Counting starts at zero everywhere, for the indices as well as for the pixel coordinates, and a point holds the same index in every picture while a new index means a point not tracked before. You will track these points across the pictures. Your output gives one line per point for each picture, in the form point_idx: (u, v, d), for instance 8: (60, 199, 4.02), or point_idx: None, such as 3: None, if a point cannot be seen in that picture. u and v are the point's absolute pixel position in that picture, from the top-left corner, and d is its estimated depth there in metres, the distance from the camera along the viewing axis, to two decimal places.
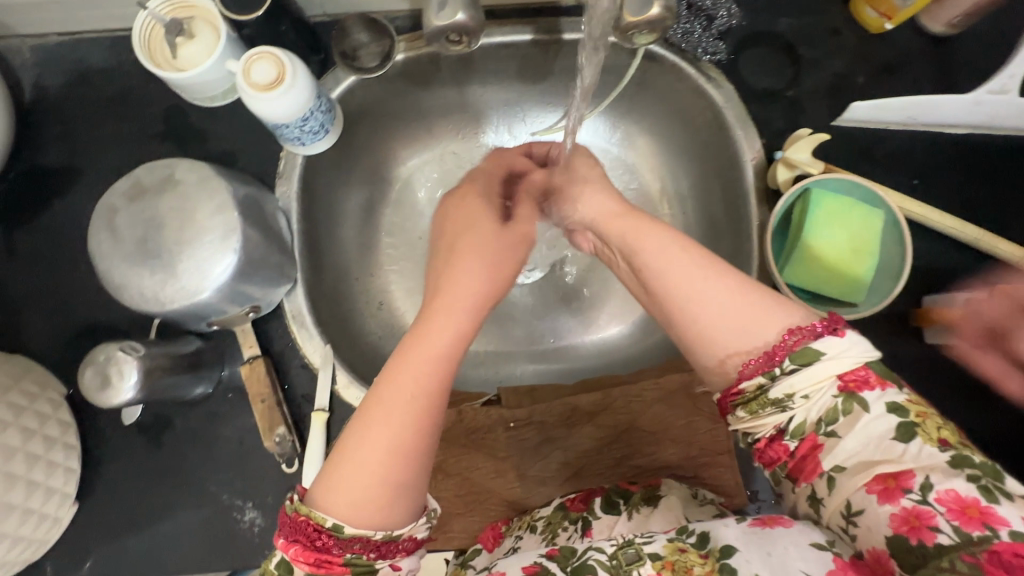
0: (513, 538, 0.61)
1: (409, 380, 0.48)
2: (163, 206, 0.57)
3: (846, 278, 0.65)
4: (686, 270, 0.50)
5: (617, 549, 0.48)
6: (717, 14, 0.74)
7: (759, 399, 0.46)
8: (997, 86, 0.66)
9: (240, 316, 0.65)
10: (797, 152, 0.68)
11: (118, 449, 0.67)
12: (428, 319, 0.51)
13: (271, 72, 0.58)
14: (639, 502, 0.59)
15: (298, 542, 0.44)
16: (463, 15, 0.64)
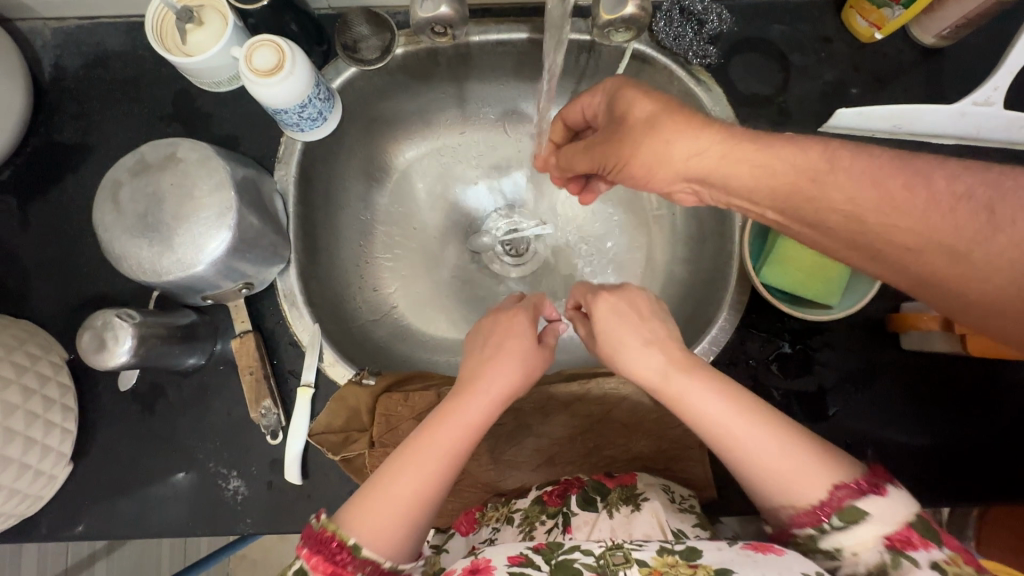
0: (489, 529, 0.64)
1: (446, 441, 0.54)
2: (163, 183, 0.60)
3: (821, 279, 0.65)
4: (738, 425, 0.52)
5: (605, 551, 0.51)
6: (708, 18, 0.75)
7: (811, 546, 0.49)
8: (982, 97, 0.68)
9: (233, 291, 0.68)
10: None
11: (113, 414, 0.70)
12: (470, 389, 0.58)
13: (272, 59, 0.61)
14: (618, 502, 0.61)
15: (319, 553, 0.49)
16: (446, 9, 0.69)
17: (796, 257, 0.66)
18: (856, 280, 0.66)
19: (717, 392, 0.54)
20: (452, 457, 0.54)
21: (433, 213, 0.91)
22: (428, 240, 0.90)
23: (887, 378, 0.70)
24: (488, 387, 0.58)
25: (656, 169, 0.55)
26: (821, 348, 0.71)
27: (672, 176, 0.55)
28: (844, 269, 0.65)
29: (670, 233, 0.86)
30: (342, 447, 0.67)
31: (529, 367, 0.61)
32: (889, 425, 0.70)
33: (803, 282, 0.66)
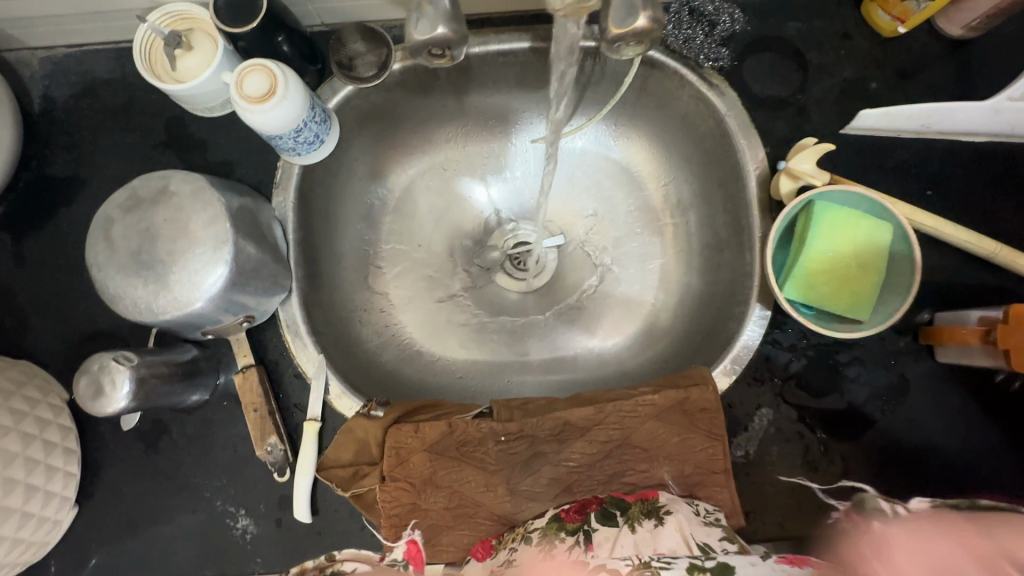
0: (507, 550, 0.61)
1: None
2: (156, 217, 0.58)
3: (849, 294, 0.62)
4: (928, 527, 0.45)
5: (634, 570, 0.50)
6: (720, 19, 0.72)
7: None
8: (1017, 92, 0.63)
9: (234, 325, 0.66)
10: (800, 163, 0.66)
11: (118, 454, 0.68)
12: None
13: (264, 85, 0.58)
14: (640, 515, 0.61)
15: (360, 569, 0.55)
16: (444, 30, 0.62)
17: (820, 271, 0.63)
18: (886, 293, 0.62)
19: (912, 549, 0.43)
20: None
21: (438, 229, 0.88)
22: (434, 258, 0.87)
23: (923, 392, 0.66)
24: None
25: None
26: (850, 363, 0.67)
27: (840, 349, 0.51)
28: (873, 282, 0.62)
29: (686, 243, 0.83)
30: (353, 482, 0.65)
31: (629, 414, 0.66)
32: (925, 442, 0.66)
33: (830, 295, 0.62)
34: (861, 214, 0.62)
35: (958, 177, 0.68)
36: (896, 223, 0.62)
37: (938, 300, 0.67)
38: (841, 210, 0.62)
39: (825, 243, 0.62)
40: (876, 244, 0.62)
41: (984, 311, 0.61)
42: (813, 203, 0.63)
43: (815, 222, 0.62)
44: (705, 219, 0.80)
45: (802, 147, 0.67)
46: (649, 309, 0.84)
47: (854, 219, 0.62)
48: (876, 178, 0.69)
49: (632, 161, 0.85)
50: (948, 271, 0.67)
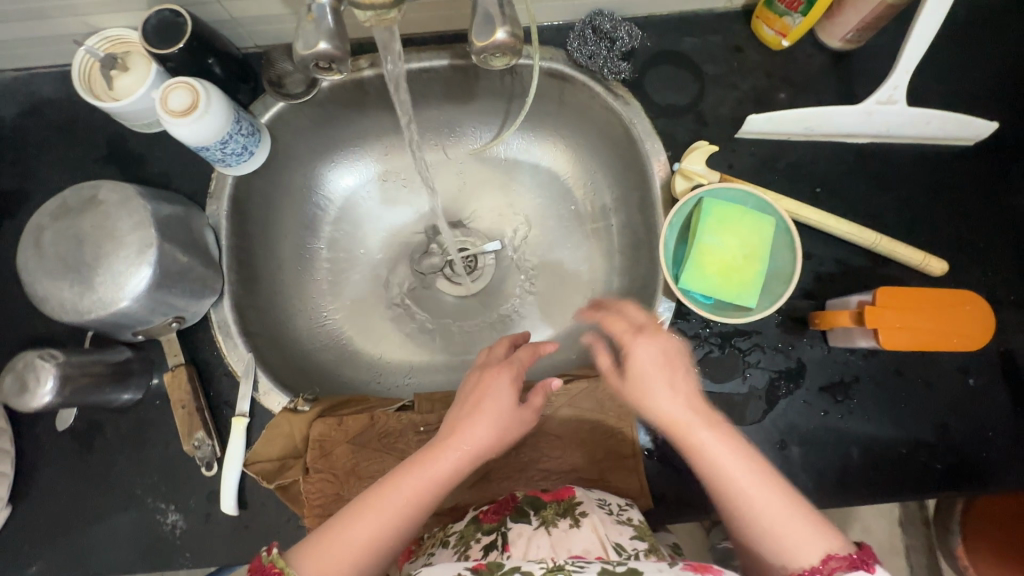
0: (427, 554, 0.63)
1: (409, 490, 0.53)
2: (84, 224, 0.62)
3: (737, 282, 0.67)
4: (742, 470, 0.51)
5: (547, 572, 0.50)
6: (618, 35, 0.77)
7: None
8: (884, 97, 0.70)
9: (164, 326, 0.69)
10: (692, 163, 0.72)
11: (50, 454, 0.70)
12: (440, 445, 0.56)
13: (187, 99, 0.63)
14: (555, 517, 0.61)
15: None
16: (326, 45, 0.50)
17: (711, 263, 0.67)
18: (773, 281, 0.68)
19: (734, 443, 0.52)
20: (411, 506, 0.53)
21: (378, 237, 0.92)
22: (373, 264, 0.91)
23: (817, 376, 0.71)
24: (464, 438, 0.56)
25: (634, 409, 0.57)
26: (751, 350, 0.71)
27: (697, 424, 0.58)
28: (758, 271, 0.67)
29: (608, 244, 0.87)
30: (278, 474, 0.68)
31: (503, 431, 0.58)
32: (821, 423, 0.70)
33: (721, 284, 0.67)
34: (747, 209, 0.68)
35: (842, 176, 0.75)
36: (778, 217, 0.68)
37: (827, 289, 0.72)
38: (726, 205, 0.67)
39: (715, 236, 0.67)
40: (760, 235, 0.67)
41: (860, 296, 0.66)
42: (704, 202, 0.68)
43: (705, 217, 0.67)
44: (624, 222, 0.85)
45: (694, 149, 0.73)
46: (576, 307, 0.88)
47: (739, 213, 0.67)
48: (768, 178, 0.75)
49: (558, 169, 0.90)
50: (835, 262, 0.72)
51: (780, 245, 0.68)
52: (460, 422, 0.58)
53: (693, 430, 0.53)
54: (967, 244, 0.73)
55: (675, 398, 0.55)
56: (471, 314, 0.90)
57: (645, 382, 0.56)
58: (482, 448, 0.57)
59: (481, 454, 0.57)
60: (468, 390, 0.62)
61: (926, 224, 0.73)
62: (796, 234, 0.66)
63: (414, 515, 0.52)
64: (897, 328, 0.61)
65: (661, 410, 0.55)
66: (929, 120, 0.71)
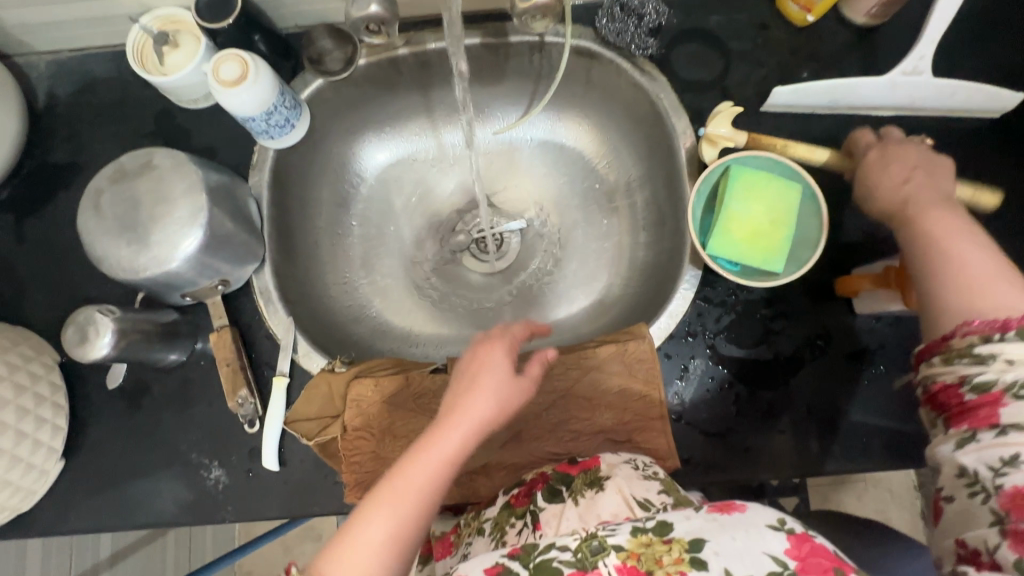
0: (465, 544, 0.66)
1: (418, 477, 0.53)
2: (139, 187, 0.66)
3: (764, 247, 0.68)
4: (951, 228, 0.56)
5: (581, 542, 0.52)
6: (646, 11, 0.80)
7: (960, 351, 0.51)
8: (909, 67, 0.71)
9: (210, 289, 0.73)
10: (717, 127, 0.74)
11: (101, 411, 0.74)
12: (440, 425, 0.56)
13: (236, 71, 0.67)
14: (583, 487, 0.63)
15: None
16: (376, 8, 0.75)
17: (739, 228, 0.69)
18: (799, 247, 0.70)
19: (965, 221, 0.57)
20: (425, 493, 0.53)
21: (407, 215, 0.95)
22: (403, 240, 0.94)
23: (842, 342, 0.72)
24: (464, 415, 0.56)
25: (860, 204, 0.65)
26: (777, 317, 0.73)
27: (891, 198, 0.62)
28: (785, 236, 0.69)
29: (633, 220, 0.89)
30: (318, 433, 0.70)
31: (505, 400, 0.58)
32: (847, 388, 0.71)
33: (746, 250, 0.69)
34: (773, 176, 0.70)
35: None
36: (804, 184, 0.70)
37: (853, 258, 0.73)
38: (753, 173, 0.69)
39: (741, 202, 0.69)
40: (785, 201, 0.69)
41: (887, 259, 0.68)
42: (732, 168, 0.70)
43: (731, 184, 0.69)
44: (649, 197, 0.86)
45: (717, 114, 0.75)
46: (600, 283, 0.89)
47: (765, 181, 0.70)
48: (793, 149, 0.76)
49: (583, 148, 0.92)
50: (861, 232, 0.74)
51: (806, 212, 0.70)
52: (459, 401, 0.57)
53: (911, 196, 0.60)
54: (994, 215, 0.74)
55: (903, 178, 0.62)
56: (498, 290, 0.93)
57: (877, 172, 0.64)
58: (487, 417, 0.57)
59: (486, 423, 0.57)
60: (463, 362, 0.61)
61: None
62: (822, 200, 0.68)
63: (429, 501, 0.53)
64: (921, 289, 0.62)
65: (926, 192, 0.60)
66: (955, 91, 0.72)
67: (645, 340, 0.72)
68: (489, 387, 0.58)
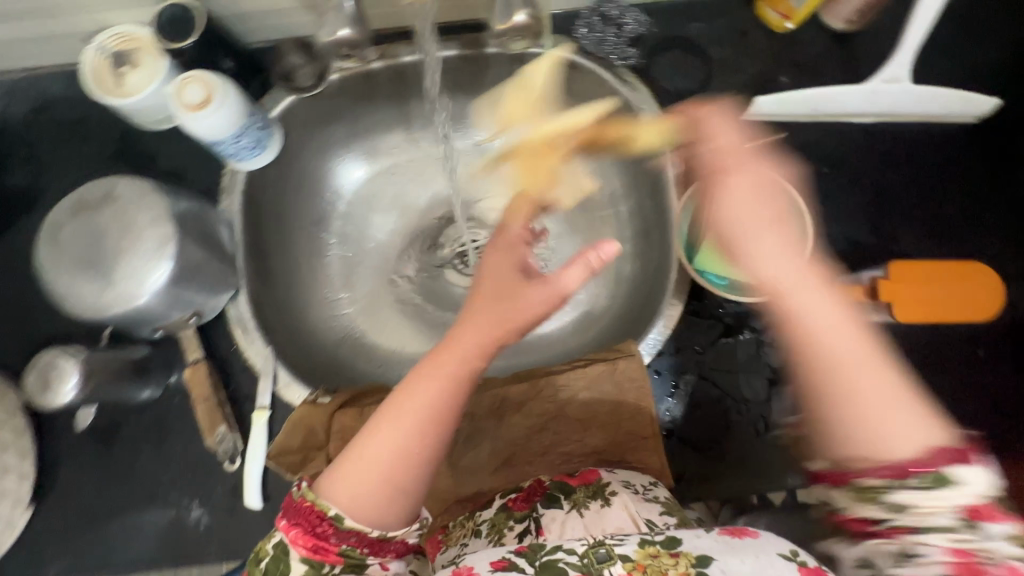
0: (457, 542, 0.63)
1: (422, 394, 0.51)
2: (102, 219, 0.62)
3: None
4: (855, 343, 0.45)
5: (587, 548, 0.50)
6: (626, 21, 0.79)
7: (874, 492, 0.41)
8: (889, 76, 0.71)
9: (182, 321, 0.69)
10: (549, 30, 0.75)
11: (70, 454, 0.70)
12: (448, 343, 0.53)
13: (202, 94, 0.64)
14: (586, 500, 0.61)
15: (298, 527, 0.48)
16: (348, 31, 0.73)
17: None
18: None
19: (831, 303, 0.47)
20: (430, 412, 0.50)
21: (388, 231, 0.92)
22: (385, 258, 0.91)
23: None
24: (468, 330, 0.53)
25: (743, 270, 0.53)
26: (765, 329, 0.72)
27: (763, 276, 0.49)
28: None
29: (618, 231, 0.87)
30: (301, 467, 0.69)
31: (511, 312, 0.53)
32: None
33: (731, 264, 0.70)
34: None
35: (850, 155, 0.76)
36: (790, 198, 0.69)
37: (838, 266, 0.73)
38: None
39: None
40: None
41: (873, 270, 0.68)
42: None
43: (715, 200, 0.70)
44: (635, 207, 0.85)
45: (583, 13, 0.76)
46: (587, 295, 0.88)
47: None
48: (777, 159, 0.76)
49: None
50: (846, 240, 0.74)
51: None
52: (467, 319, 0.54)
53: (793, 295, 0.47)
54: (973, 219, 0.74)
55: (781, 262, 0.49)
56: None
57: (743, 231, 0.51)
58: (493, 335, 0.53)
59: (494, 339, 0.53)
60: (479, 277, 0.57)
61: (932, 201, 0.75)
62: (807, 215, 0.67)
63: (437, 419, 0.50)
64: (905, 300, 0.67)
65: (777, 264, 0.49)
66: (934, 97, 0.72)
67: (635, 358, 0.71)
68: (495, 301, 0.54)
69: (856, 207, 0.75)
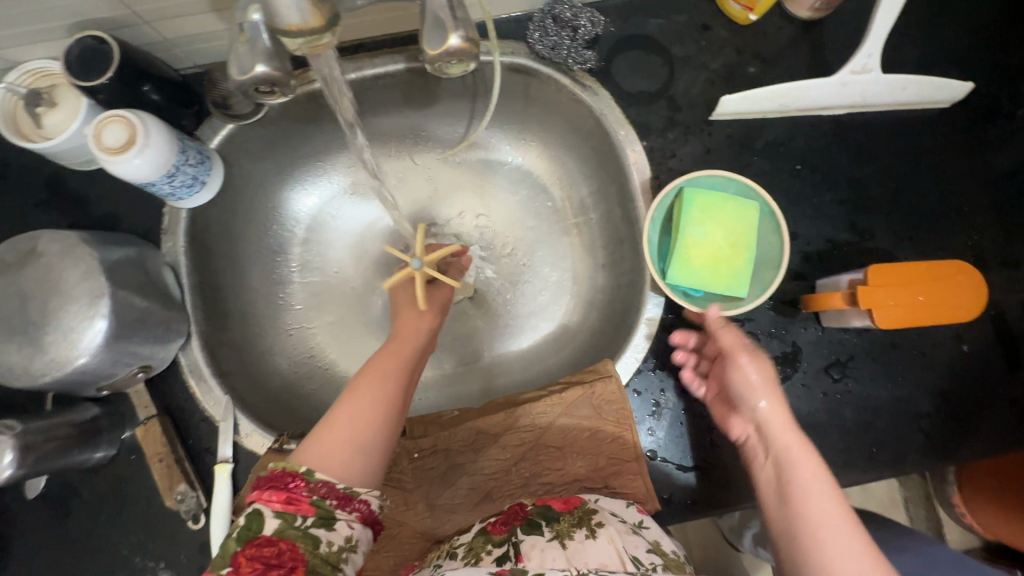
0: (432, 567, 0.60)
1: (385, 369, 0.59)
2: (27, 280, 0.58)
3: (727, 271, 0.66)
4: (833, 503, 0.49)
5: None
6: (580, 23, 0.73)
7: None
8: (858, 66, 0.68)
9: (130, 377, 0.65)
10: None
11: (23, 524, 0.66)
12: (398, 336, 0.65)
13: (124, 134, 0.58)
14: (570, 529, 0.58)
15: (272, 487, 0.51)
16: (263, 69, 0.45)
17: (698, 256, 0.66)
18: (763, 269, 0.67)
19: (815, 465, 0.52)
20: (392, 381, 0.58)
21: (351, 256, 0.87)
22: (349, 283, 0.86)
23: (813, 358, 0.70)
24: (408, 325, 0.67)
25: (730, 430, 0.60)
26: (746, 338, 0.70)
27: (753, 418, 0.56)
28: (746, 260, 0.66)
29: (590, 241, 0.84)
30: None
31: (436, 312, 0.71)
32: (821, 406, 0.69)
33: (708, 276, 0.66)
34: (729, 195, 0.67)
35: (822, 150, 0.73)
36: (762, 201, 0.67)
37: (816, 268, 0.71)
38: (708, 193, 0.66)
39: (698, 225, 0.66)
40: (744, 222, 0.66)
41: (853, 273, 0.65)
42: (687, 192, 0.67)
43: (686, 207, 0.66)
44: (604, 216, 0.81)
45: None
46: (562, 309, 0.85)
47: (721, 201, 0.66)
48: (748, 159, 0.73)
49: (532, 166, 0.87)
50: (823, 240, 0.71)
51: (765, 231, 0.67)
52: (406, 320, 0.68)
53: (796, 454, 0.53)
54: (951, 208, 0.72)
55: (786, 431, 0.54)
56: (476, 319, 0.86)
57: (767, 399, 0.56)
58: (426, 328, 0.68)
59: (426, 332, 0.67)
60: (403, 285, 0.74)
61: (908, 193, 0.72)
62: (782, 218, 0.65)
63: (396, 386, 0.58)
64: (889, 305, 0.62)
65: (764, 413, 0.55)
66: (906, 85, 0.69)
67: (613, 379, 0.68)
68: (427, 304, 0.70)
69: (831, 204, 0.72)
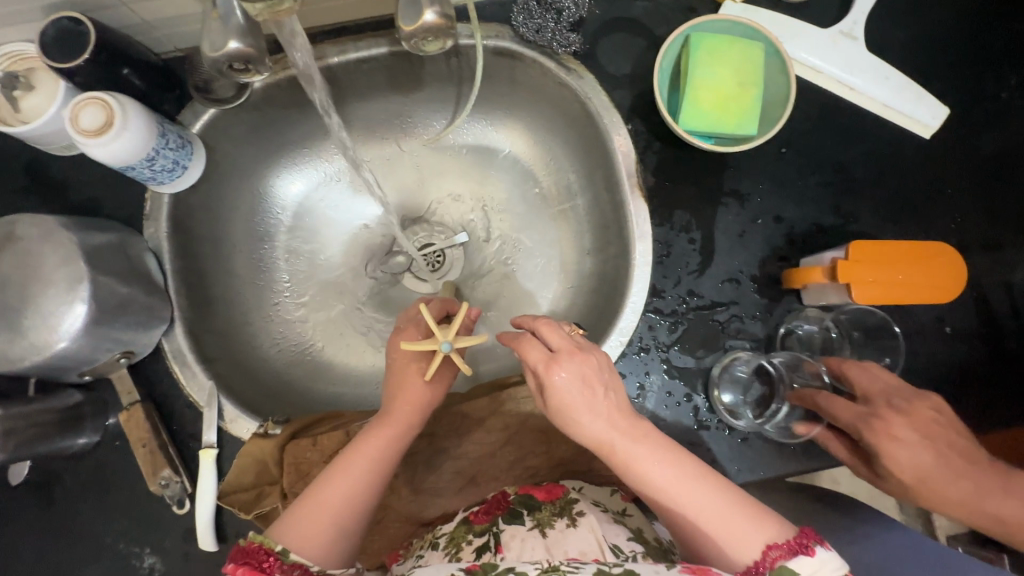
0: (416, 557, 0.60)
1: (373, 453, 0.57)
2: (2, 264, 0.57)
3: (734, 110, 0.67)
4: (669, 481, 0.48)
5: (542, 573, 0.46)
6: (565, 5, 0.74)
7: None
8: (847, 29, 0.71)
9: (111, 363, 0.65)
10: None
11: (6, 510, 0.66)
12: (395, 408, 0.60)
13: (100, 116, 0.58)
14: (551, 518, 0.58)
15: (246, 564, 0.48)
16: None
17: (707, 97, 0.68)
18: (770, 108, 0.69)
19: (662, 458, 0.48)
20: (379, 466, 0.57)
21: (338, 243, 0.86)
22: (338, 271, 0.86)
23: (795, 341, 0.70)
24: (406, 398, 0.60)
25: (574, 432, 0.50)
26: (730, 322, 0.70)
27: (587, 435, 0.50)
28: (754, 97, 0.67)
29: (576, 227, 0.84)
30: (255, 504, 0.66)
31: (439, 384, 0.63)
32: None
33: (717, 118, 0.67)
34: (735, 38, 0.68)
35: (808, 134, 0.73)
36: (767, 42, 0.68)
37: (800, 251, 0.71)
38: (715, 35, 0.67)
39: (705, 66, 0.67)
40: (750, 62, 0.67)
41: (834, 253, 0.65)
42: (694, 37, 0.68)
43: (693, 52, 0.67)
44: (590, 202, 0.81)
45: None
46: (548, 296, 0.85)
47: (728, 42, 0.68)
48: None
49: (518, 152, 0.86)
50: (809, 223, 0.71)
51: (771, 69, 0.69)
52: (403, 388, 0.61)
53: (639, 463, 0.48)
54: (934, 191, 0.72)
55: (642, 456, 0.48)
56: (425, 281, 0.86)
57: (570, 414, 0.50)
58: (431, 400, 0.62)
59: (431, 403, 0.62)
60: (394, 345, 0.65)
61: (893, 176, 0.72)
62: (786, 56, 0.67)
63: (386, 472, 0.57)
64: (867, 282, 0.62)
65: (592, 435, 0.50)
66: (888, 75, 0.71)
67: None
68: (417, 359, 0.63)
69: (816, 188, 0.72)
